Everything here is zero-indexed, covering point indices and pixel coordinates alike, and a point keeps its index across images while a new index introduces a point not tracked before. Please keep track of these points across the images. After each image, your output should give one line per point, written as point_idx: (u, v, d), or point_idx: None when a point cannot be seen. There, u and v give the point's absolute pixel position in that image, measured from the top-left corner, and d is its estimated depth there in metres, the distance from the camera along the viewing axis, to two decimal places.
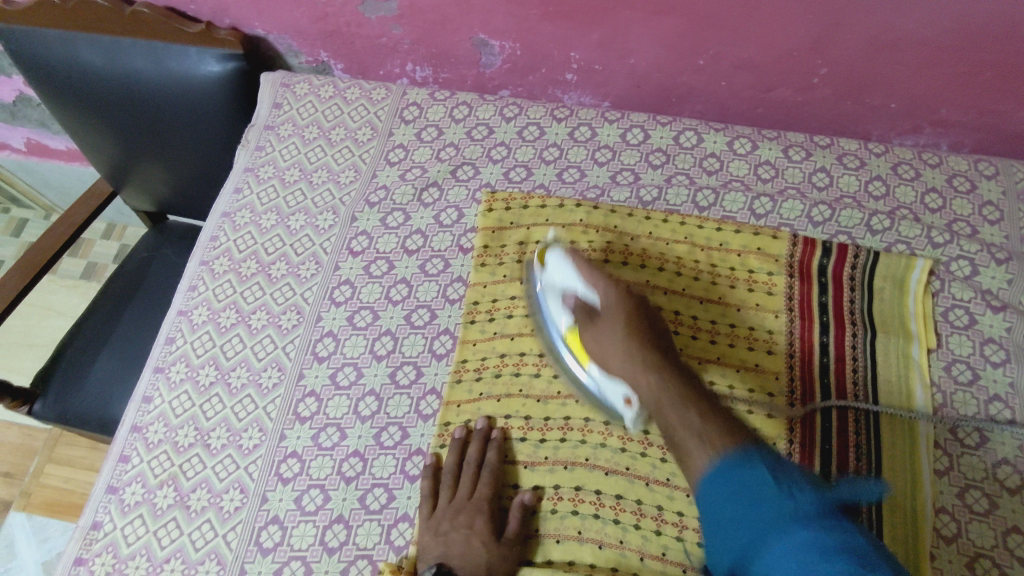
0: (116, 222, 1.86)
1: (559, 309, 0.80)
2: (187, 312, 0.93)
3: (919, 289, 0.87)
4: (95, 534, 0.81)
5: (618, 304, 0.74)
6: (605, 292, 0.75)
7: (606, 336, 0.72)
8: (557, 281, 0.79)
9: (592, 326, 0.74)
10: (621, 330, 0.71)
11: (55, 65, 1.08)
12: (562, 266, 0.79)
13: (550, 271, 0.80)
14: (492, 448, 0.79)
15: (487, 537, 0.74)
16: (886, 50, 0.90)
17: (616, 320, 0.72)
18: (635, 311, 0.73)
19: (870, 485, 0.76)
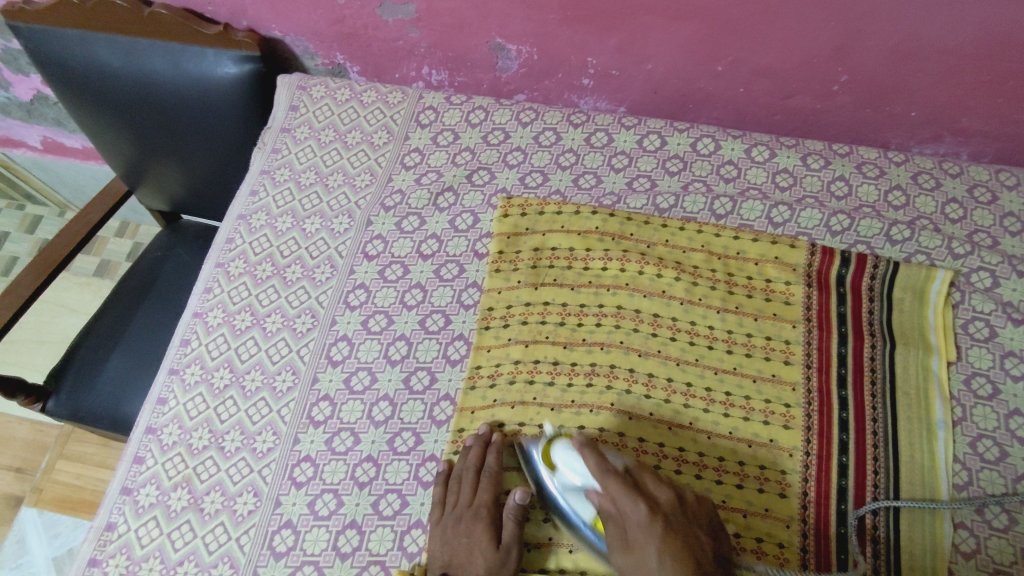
0: (129, 220, 1.87)
1: (579, 502, 0.71)
2: (202, 313, 0.93)
3: (939, 301, 0.85)
4: (109, 534, 0.81)
5: (643, 519, 0.65)
6: (626, 505, 0.66)
7: (637, 562, 0.64)
8: (571, 479, 0.71)
9: (622, 543, 0.66)
10: (658, 557, 0.63)
11: (72, 65, 1.08)
12: (572, 462, 0.71)
13: (559, 468, 0.72)
14: (492, 451, 0.78)
15: (486, 545, 0.73)
16: (909, 58, 0.89)
17: (645, 541, 0.64)
18: (663, 526, 0.64)
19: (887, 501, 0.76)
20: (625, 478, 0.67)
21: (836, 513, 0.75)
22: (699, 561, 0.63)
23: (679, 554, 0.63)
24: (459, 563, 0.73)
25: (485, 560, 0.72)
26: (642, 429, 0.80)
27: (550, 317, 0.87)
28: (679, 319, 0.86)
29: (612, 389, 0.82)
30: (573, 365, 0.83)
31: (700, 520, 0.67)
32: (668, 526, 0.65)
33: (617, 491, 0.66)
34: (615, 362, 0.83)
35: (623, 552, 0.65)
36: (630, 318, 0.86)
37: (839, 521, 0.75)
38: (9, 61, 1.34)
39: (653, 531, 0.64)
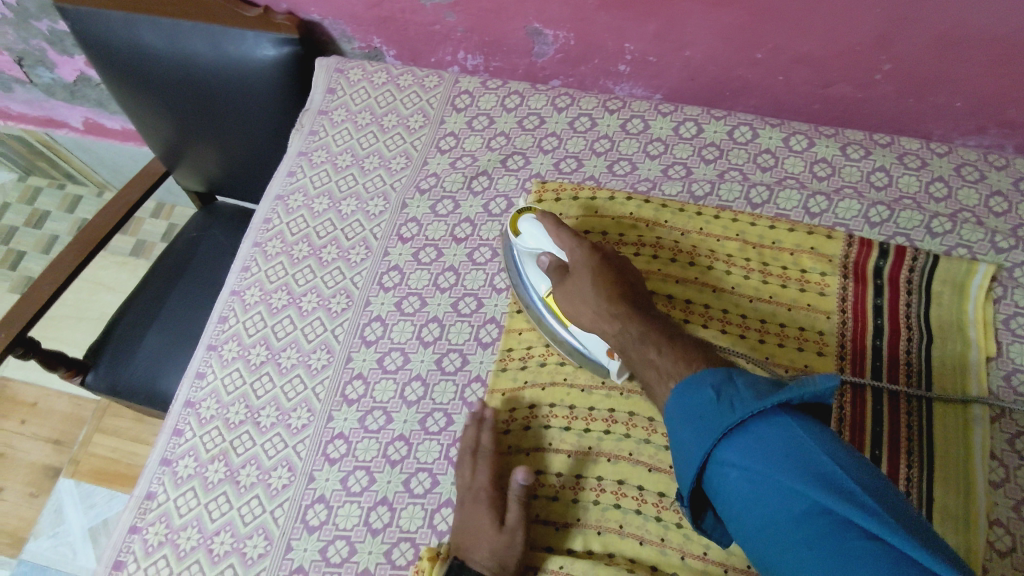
0: (165, 201, 1.91)
1: (535, 271, 0.84)
2: (240, 291, 0.95)
3: (981, 295, 0.84)
4: (149, 503, 0.83)
5: (583, 259, 0.78)
6: (572, 251, 0.79)
7: (572, 288, 0.77)
8: (531, 247, 0.83)
9: (562, 283, 0.79)
10: (589, 285, 0.76)
11: (117, 47, 1.10)
12: (534, 230, 0.82)
13: (522, 238, 0.83)
14: (486, 430, 0.79)
15: (491, 527, 0.72)
16: (956, 47, 0.87)
17: (582, 273, 0.77)
18: (598, 264, 0.78)
19: (922, 497, 0.74)
20: (575, 233, 0.81)
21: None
22: (624, 290, 0.76)
23: (607, 284, 0.76)
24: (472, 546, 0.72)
25: (492, 542, 0.71)
26: None
27: None
28: (711, 306, 0.86)
29: None
30: None
31: (630, 273, 0.80)
32: (602, 266, 0.78)
33: (567, 239, 0.80)
34: None
35: (562, 284, 0.78)
36: (662, 303, 0.86)
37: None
38: (54, 42, 1.37)
39: (590, 266, 0.78)
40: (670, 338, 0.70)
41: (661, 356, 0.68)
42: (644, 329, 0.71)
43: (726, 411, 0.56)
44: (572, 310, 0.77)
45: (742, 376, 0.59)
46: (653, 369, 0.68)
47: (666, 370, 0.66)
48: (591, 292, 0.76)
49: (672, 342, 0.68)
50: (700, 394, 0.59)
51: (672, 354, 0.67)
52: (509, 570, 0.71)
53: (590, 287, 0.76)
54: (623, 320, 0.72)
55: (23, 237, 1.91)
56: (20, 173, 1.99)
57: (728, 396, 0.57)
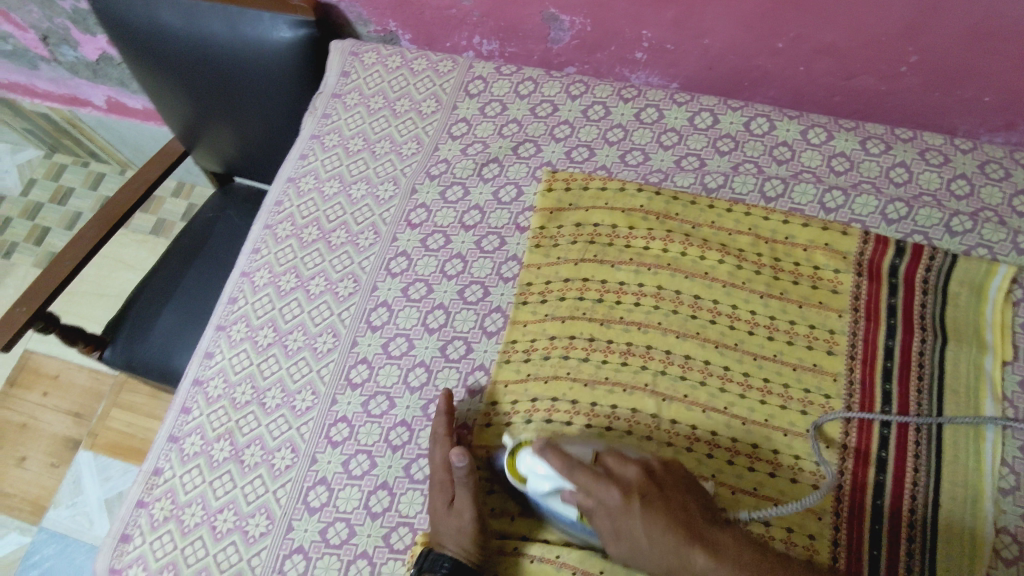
0: (185, 180, 1.93)
1: (559, 504, 0.71)
2: (249, 273, 0.96)
3: (999, 297, 0.82)
4: (156, 479, 0.85)
5: (620, 501, 0.65)
6: (602, 496, 0.66)
7: (629, 543, 0.66)
8: (545, 488, 0.70)
9: (613, 534, 0.66)
10: (651, 531, 0.64)
11: (136, 27, 1.11)
12: (539, 472, 0.70)
13: (528, 481, 0.71)
14: (439, 416, 0.78)
15: (442, 510, 0.74)
16: (986, 39, 0.84)
17: (630, 524, 0.65)
18: (644, 499, 0.66)
19: (928, 499, 0.73)
20: (587, 466, 0.67)
21: (870, 510, 0.74)
22: (685, 523, 0.65)
23: (668, 528, 0.64)
24: (436, 528, 0.74)
25: (449, 525, 0.73)
26: (676, 411, 0.79)
27: (588, 293, 0.86)
28: (721, 303, 0.84)
29: (647, 369, 0.81)
30: (609, 343, 0.83)
31: (675, 481, 0.68)
32: (648, 501, 0.66)
33: (587, 480, 0.66)
34: (652, 342, 0.83)
35: (613, 538, 0.66)
36: (670, 299, 0.85)
37: (873, 517, 0.73)
38: (77, 21, 1.38)
39: (635, 512, 0.65)
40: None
41: None
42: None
43: None
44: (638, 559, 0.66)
45: None
46: None
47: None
48: (655, 541, 0.64)
49: None
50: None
51: None
52: (468, 550, 0.72)
53: (650, 538, 0.64)
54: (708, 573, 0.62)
55: (48, 214, 1.95)
56: (46, 150, 2.03)
57: None
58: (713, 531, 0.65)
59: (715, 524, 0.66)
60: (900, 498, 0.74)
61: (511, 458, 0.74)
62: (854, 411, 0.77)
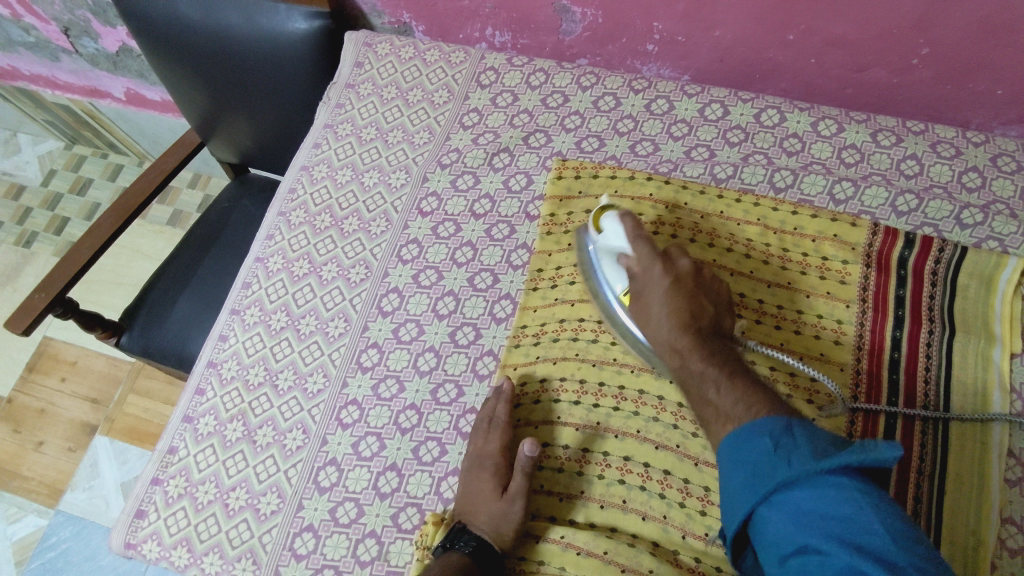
0: (202, 172, 1.96)
1: (613, 270, 0.81)
2: (264, 259, 0.98)
3: (1009, 289, 0.81)
4: (171, 457, 0.87)
5: (655, 275, 0.76)
6: (647, 266, 0.77)
7: (643, 309, 0.76)
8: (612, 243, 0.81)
9: (636, 300, 0.77)
10: (661, 306, 0.74)
11: (154, 18, 1.13)
12: (615, 227, 0.81)
13: (604, 233, 0.82)
14: (501, 401, 0.79)
15: (491, 495, 0.74)
16: (999, 31, 0.84)
17: (656, 297, 0.75)
18: (673, 281, 0.75)
19: (932, 491, 0.74)
20: (651, 243, 0.78)
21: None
22: (697, 317, 0.72)
23: (680, 311, 0.72)
24: (472, 507, 0.75)
25: (488, 504, 0.74)
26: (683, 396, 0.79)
27: None
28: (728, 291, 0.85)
29: None
30: None
31: (712, 294, 0.76)
32: (679, 288, 0.74)
33: (645, 251, 0.78)
34: None
35: (635, 301, 0.77)
36: None
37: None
38: (98, 13, 1.41)
39: (664, 289, 0.75)
40: (731, 373, 0.66)
41: (720, 396, 0.64)
42: (703, 362, 0.67)
43: (780, 466, 0.55)
44: (647, 327, 0.75)
45: (801, 428, 0.56)
46: (713, 410, 0.65)
47: (720, 408, 0.64)
48: (663, 315, 0.73)
49: (736, 380, 0.65)
50: (764, 438, 0.57)
51: (733, 395, 0.63)
52: (505, 537, 0.73)
53: (662, 311, 0.74)
54: (685, 353, 0.69)
55: (68, 204, 1.98)
56: (66, 142, 2.07)
57: (784, 447, 0.55)
58: (714, 335, 0.72)
59: (719, 335, 0.72)
60: (904, 489, 0.74)
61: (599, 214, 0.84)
62: (859, 404, 0.78)
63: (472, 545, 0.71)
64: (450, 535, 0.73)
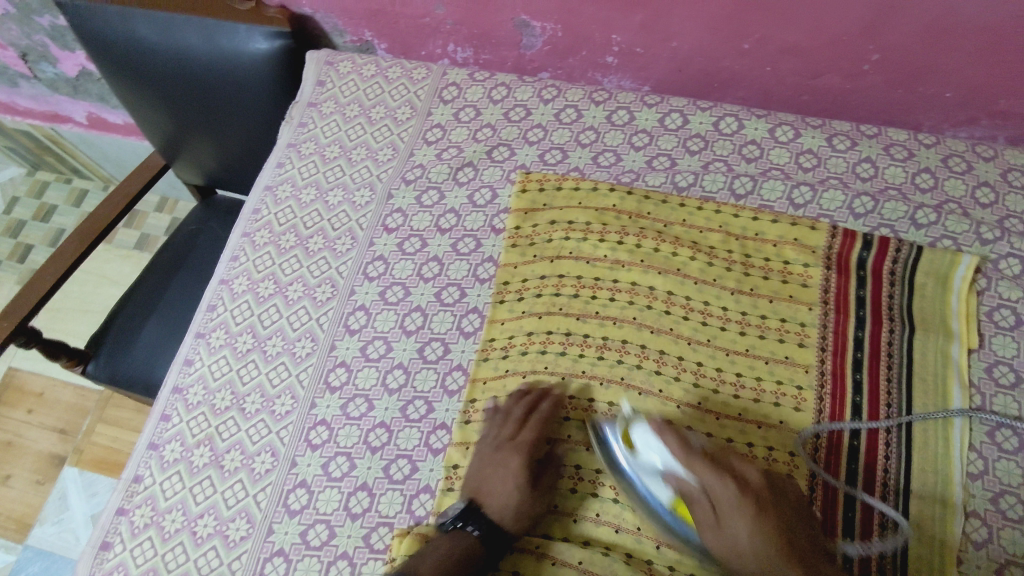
0: (169, 195, 1.94)
1: (655, 484, 0.72)
2: (228, 281, 0.97)
3: (964, 287, 0.84)
4: (136, 486, 0.85)
5: (733, 501, 0.67)
6: (716, 487, 0.68)
7: (727, 539, 0.67)
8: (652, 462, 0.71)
9: (713, 525, 0.68)
10: (751, 535, 0.66)
11: (113, 41, 1.12)
12: (651, 443, 0.71)
13: (639, 452, 0.73)
14: (548, 400, 0.81)
15: (522, 480, 0.75)
16: (944, 36, 0.86)
17: (737, 519, 0.67)
18: (756, 503, 0.67)
19: (899, 505, 0.74)
20: (712, 459, 0.69)
21: (843, 520, 0.74)
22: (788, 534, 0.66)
23: (771, 534, 0.66)
24: (486, 491, 0.76)
25: (517, 489, 0.75)
26: (651, 405, 0.80)
27: (563, 290, 0.87)
28: (693, 298, 0.86)
29: (622, 363, 0.83)
30: (586, 337, 0.84)
31: (786, 496, 0.70)
32: (759, 505, 0.67)
33: (707, 471, 0.68)
34: (627, 337, 0.84)
35: (712, 528, 0.68)
36: (644, 294, 0.86)
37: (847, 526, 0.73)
38: (56, 37, 1.39)
39: (745, 510, 0.66)
40: None
41: None
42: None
43: None
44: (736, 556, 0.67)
45: None
46: None
47: None
48: (755, 538, 0.66)
49: None
50: None
51: None
52: (516, 527, 0.74)
53: (752, 535, 0.66)
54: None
55: (31, 231, 1.94)
56: (28, 168, 2.03)
57: None
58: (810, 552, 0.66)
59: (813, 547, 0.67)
60: (872, 500, 0.74)
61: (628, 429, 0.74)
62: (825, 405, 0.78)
63: (483, 530, 0.73)
64: (461, 515, 0.74)
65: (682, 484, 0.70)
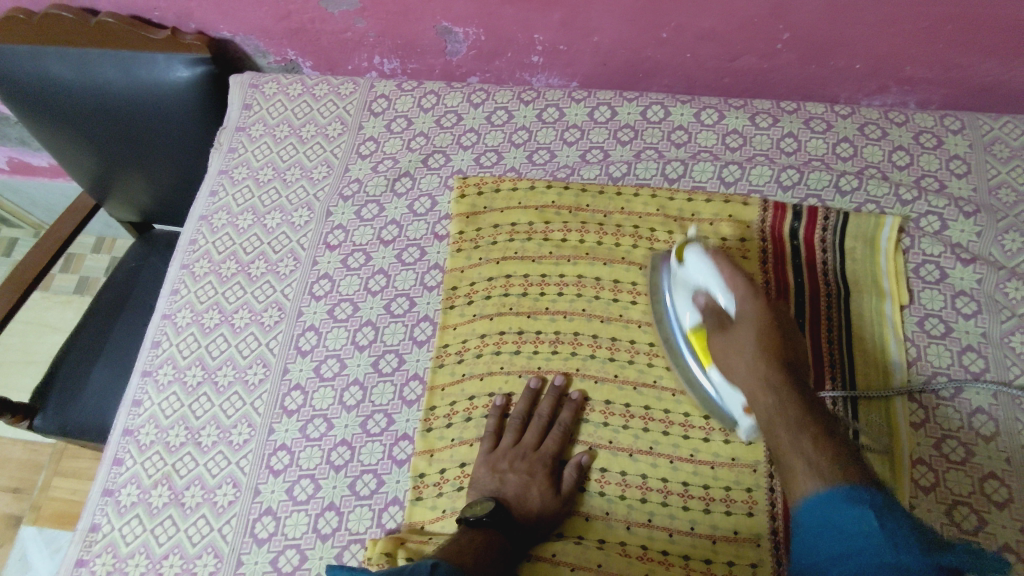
0: (105, 235, 1.88)
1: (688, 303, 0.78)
2: (171, 315, 0.95)
3: (890, 247, 0.87)
4: (94, 535, 0.82)
5: (752, 314, 0.71)
6: (740, 301, 0.72)
7: (732, 342, 0.71)
8: (693, 276, 0.77)
9: (723, 332, 0.72)
10: (754, 343, 0.69)
11: (25, 81, 1.09)
12: (700, 263, 0.75)
13: (686, 268, 0.78)
14: (568, 407, 0.81)
15: (547, 488, 0.76)
16: (846, 11, 0.90)
17: (745, 328, 0.71)
18: (771, 327, 0.70)
19: None
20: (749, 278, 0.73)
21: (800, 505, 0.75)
22: (786, 363, 0.68)
23: (769, 357, 0.68)
24: (507, 493, 0.76)
25: (542, 495, 0.76)
26: (608, 392, 0.82)
27: (511, 290, 0.88)
28: (640, 283, 0.88)
29: (576, 354, 0.84)
30: (538, 333, 0.86)
31: (799, 347, 0.71)
32: (771, 327, 0.70)
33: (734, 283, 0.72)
34: (579, 329, 0.86)
35: (722, 332, 0.72)
36: (592, 285, 0.88)
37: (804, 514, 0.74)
38: None
39: (755, 322, 0.70)
40: (827, 433, 0.61)
41: (813, 452, 0.60)
42: (800, 411, 0.63)
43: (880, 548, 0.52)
44: (733, 366, 0.70)
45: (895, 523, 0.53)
46: (797, 454, 0.60)
47: (811, 472, 0.58)
48: (753, 352, 0.69)
49: (832, 437, 0.61)
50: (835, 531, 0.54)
51: (827, 451, 0.59)
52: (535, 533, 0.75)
53: (751, 346, 0.69)
54: (775, 395, 0.65)
55: None
56: None
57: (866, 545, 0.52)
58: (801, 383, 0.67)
59: (807, 386, 0.68)
60: None
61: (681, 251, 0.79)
62: None
63: (510, 530, 0.73)
64: (489, 512, 0.72)
65: (705, 299, 0.75)
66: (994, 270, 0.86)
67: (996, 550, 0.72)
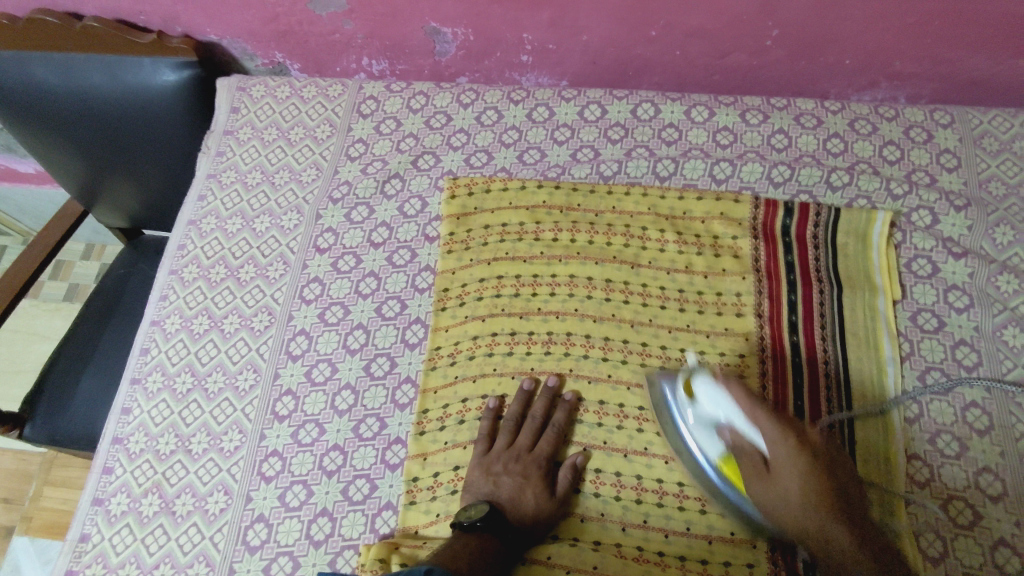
0: (94, 241, 1.86)
1: (708, 435, 0.74)
2: (159, 321, 0.94)
3: (882, 242, 0.87)
4: (84, 546, 0.81)
5: (789, 453, 0.68)
6: (773, 441, 0.68)
7: (776, 487, 0.68)
8: (709, 411, 0.72)
9: (762, 475, 0.69)
10: (799, 484, 0.67)
11: (10, 87, 1.09)
12: (718, 397, 0.71)
13: (699, 402, 0.73)
14: (562, 408, 0.81)
15: (542, 491, 0.76)
16: (835, 7, 0.90)
17: (788, 471, 0.68)
18: (811, 461, 0.67)
19: None
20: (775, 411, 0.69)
21: None
22: (836, 498, 0.66)
23: (821, 496, 0.66)
24: (501, 496, 0.76)
25: (537, 497, 0.75)
26: (602, 392, 0.82)
27: (503, 290, 0.88)
28: (632, 283, 0.87)
29: (570, 355, 0.84)
30: (531, 334, 0.85)
31: (841, 468, 0.69)
32: (811, 461, 0.67)
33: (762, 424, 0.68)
34: (572, 329, 0.85)
35: (761, 477, 0.69)
36: (584, 285, 0.87)
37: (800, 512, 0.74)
38: None
39: (797, 462, 0.67)
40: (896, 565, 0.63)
41: None
42: (863, 551, 0.64)
43: None
44: (782, 510, 0.68)
45: None
46: None
47: None
48: (801, 496, 0.67)
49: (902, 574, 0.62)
50: None
51: None
52: (531, 536, 0.74)
53: (798, 489, 0.67)
54: (837, 540, 0.64)
55: None
56: None
57: None
58: (854, 509, 0.67)
59: (859, 511, 0.67)
60: None
61: (688, 381, 0.75)
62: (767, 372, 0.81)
63: (505, 533, 0.72)
64: (484, 516, 0.72)
65: (731, 434, 0.71)
66: (985, 264, 0.86)
67: (992, 545, 0.72)
